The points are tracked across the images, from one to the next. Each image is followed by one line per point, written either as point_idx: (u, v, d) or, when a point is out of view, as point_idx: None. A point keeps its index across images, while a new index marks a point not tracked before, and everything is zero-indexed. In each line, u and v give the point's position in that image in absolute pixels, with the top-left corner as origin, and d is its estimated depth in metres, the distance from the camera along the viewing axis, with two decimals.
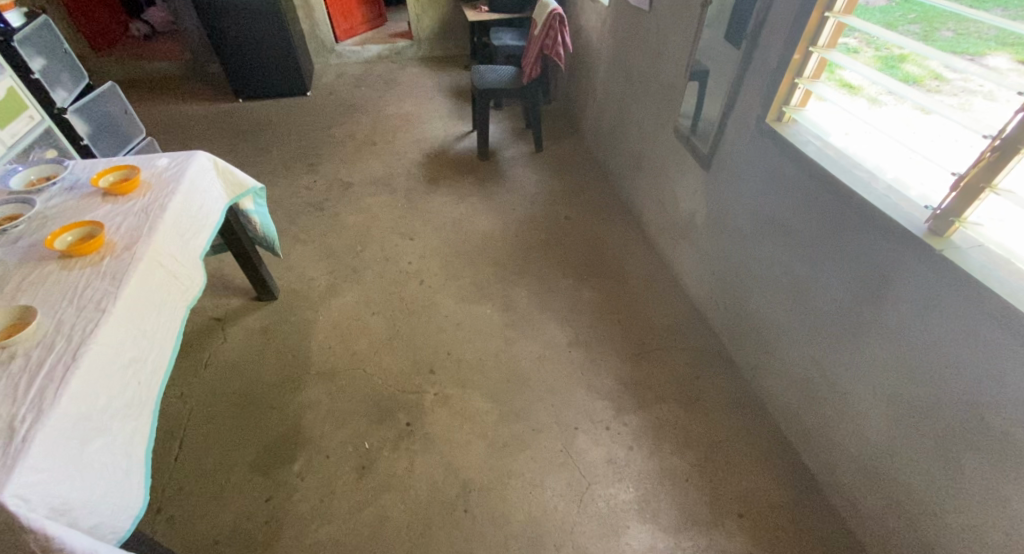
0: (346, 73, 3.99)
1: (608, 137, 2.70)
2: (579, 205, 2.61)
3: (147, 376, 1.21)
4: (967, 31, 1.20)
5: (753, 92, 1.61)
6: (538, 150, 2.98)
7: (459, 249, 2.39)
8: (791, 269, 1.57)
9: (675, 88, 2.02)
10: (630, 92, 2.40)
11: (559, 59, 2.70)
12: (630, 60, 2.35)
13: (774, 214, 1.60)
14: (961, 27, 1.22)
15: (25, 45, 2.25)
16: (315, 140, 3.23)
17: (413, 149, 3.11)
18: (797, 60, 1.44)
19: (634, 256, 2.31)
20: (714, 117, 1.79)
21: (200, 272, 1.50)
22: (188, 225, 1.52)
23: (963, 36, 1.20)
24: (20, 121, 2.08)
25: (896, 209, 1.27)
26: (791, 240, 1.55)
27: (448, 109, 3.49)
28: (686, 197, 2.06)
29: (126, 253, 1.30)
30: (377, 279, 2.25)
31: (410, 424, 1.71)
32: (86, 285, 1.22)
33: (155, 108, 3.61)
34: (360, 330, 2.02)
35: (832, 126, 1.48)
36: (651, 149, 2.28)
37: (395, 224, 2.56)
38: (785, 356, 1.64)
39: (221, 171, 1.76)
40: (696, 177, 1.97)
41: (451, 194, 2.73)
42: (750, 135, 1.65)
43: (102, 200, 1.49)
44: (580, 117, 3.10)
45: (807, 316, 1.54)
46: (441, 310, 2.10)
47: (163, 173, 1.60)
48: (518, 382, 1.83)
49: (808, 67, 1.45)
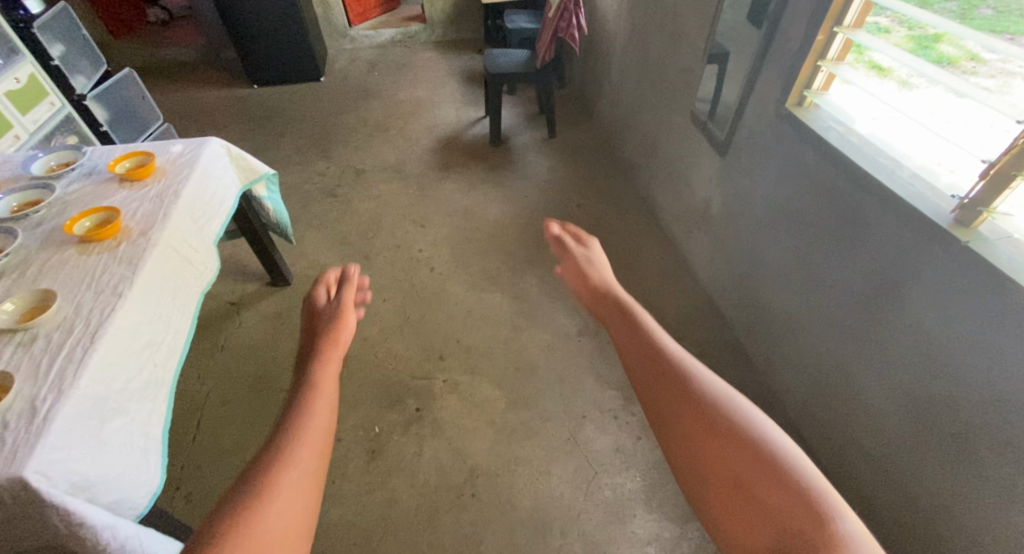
0: (359, 58, 3.98)
1: (622, 123, 2.67)
2: (591, 192, 2.59)
3: (163, 360, 1.24)
4: (1008, 9, 1.15)
5: (773, 75, 1.57)
6: (551, 136, 2.95)
7: (470, 237, 2.40)
8: (809, 261, 1.55)
9: (691, 71, 1.98)
10: (645, 76, 2.36)
11: (574, 42, 2.66)
12: (646, 43, 2.30)
13: (791, 203, 1.58)
14: (1003, 4, 1.16)
15: (45, 31, 2.26)
16: (328, 126, 3.24)
17: (424, 135, 3.11)
18: (821, 41, 1.41)
19: (646, 244, 2.30)
20: (733, 101, 1.75)
21: (214, 258, 1.55)
22: (201, 212, 1.57)
23: (1003, 14, 1.14)
24: (41, 107, 2.16)
25: (921, 198, 1.24)
26: (810, 229, 1.52)
27: (461, 94, 3.47)
28: (701, 183, 2.03)
29: (142, 238, 1.35)
30: (389, 266, 2.27)
31: (419, 409, 1.74)
32: (103, 270, 1.26)
33: (172, 94, 3.66)
34: (372, 316, 2.05)
35: (857, 111, 1.44)
36: (666, 135, 2.24)
37: (407, 211, 2.57)
38: (800, 347, 1.63)
39: (233, 157, 1.81)
40: (711, 163, 1.94)
41: (462, 181, 2.73)
42: (768, 120, 1.61)
43: (119, 186, 1.54)
44: (594, 103, 3.06)
45: (822, 308, 1.52)
46: (451, 297, 2.12)
47: (177, 158, 1.64)
48: (527, 369, 1.84)
49: (832, 49, 1.41)
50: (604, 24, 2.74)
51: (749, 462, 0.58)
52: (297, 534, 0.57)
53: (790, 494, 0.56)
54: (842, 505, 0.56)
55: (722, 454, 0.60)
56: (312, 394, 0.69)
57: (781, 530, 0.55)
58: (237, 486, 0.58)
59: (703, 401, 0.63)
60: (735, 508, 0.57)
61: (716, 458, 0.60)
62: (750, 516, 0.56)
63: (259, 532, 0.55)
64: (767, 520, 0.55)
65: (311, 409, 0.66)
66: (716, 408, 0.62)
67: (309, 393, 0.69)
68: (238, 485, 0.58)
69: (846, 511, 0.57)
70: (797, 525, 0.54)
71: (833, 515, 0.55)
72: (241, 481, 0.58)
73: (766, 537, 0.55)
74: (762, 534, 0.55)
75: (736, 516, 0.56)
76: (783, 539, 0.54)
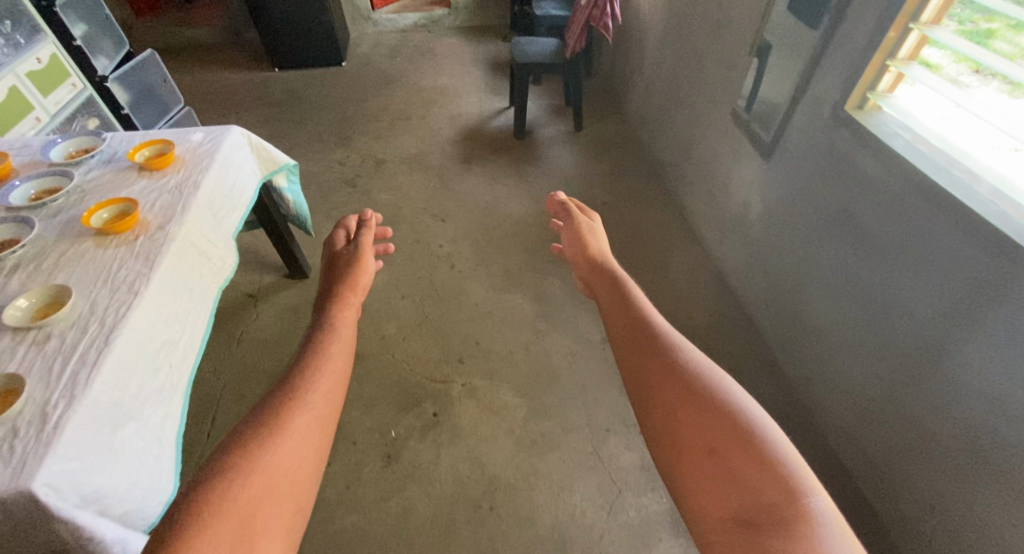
0: (381, 42, 3.90)
1: (652, 119, 2.57)
2: (618, 190, 2.50)
3: (179, 360, 1.20)
4: None
5: (826, 78, 1.46)
6: (577, 130, 2.86)
7: (491, 235, 2.35)
8: (854, 278, 1.46)
9: (731, 68, 1.87)
10: (679, 69, 2.24)
11: (607, 31, 2.53)
12: (682, 35, 2.18)
13: (834, 215, 1.49)
14: None
15: (67, 10, 2.22)
16: (349, 113, 3.18)
17: (447, 125, 3.03)
18: (892, 38, 1.27)
19: (675, 247, 2.21)
20: (778, 104, 1.65)
21: (233, 253, 1.52)
22: (220, 204, 1.54)
23: None
24: (63, 89, 2.12)
25: (1004, 218, 1.11)
26: (857, 245, 1.43)
27: (484, 83, 3.38)
28: (736, 188, 1.92)
29: (160, 232, 1.31)
30: (408, 262, 2.24)
31: (436, 414, 1.69)
32: (120, 265, 1.22)
33: (195, 77, 3.63)
34: (390, 314, 2.02)
35: (926, 117, 1.31)
36: (699, 135, 2.14)
37: (427, 205, 2.52)
38: (840, 367, 1.54)
39: (254, 146, 1.78)
40: (748, 167, 1.84)
41: (485, 175, 2.67)
42: (816, 127, 1.51)
43: (138, 175, 1.51)
44: (622, 96, 2.95)
45: (866, 327, 1.44)
46: (471, 297, 2.08)
47: (197, 148, 1.62)
48: (548, 377, 1.78)
49: (905, 45, 1.27)
50: (637, 13, 2.61)
51: (724, 434, 0.60)
52: (303, 475, 0.64)
53: (762, 468, 0.57)
54: (815, 485, 0.56)
55: (693, 427, 0.62)
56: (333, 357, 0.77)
57: (750, 501, 0.55)
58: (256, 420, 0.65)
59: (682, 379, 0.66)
60: (708, 477, 0.58)
61: (691, 430, 0.62)
62: (721, 486, 0.57)
63: (264, 463, 0.61)
64: (735, 490, 0.56)
65: (327, 369, 0.74)
66: (691, 382, 0.65)
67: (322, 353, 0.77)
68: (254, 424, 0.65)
69: (817, 490, 0.56)
70: (768, 499, 0.55)
71: (804, 492, 0.55)
72: (257, 419, 0.65)
73: (735, 503, 0.55)
74: (729, 504, 0.56)
75: (704, 484, 0.58)
76: (747, 505, 0.55)
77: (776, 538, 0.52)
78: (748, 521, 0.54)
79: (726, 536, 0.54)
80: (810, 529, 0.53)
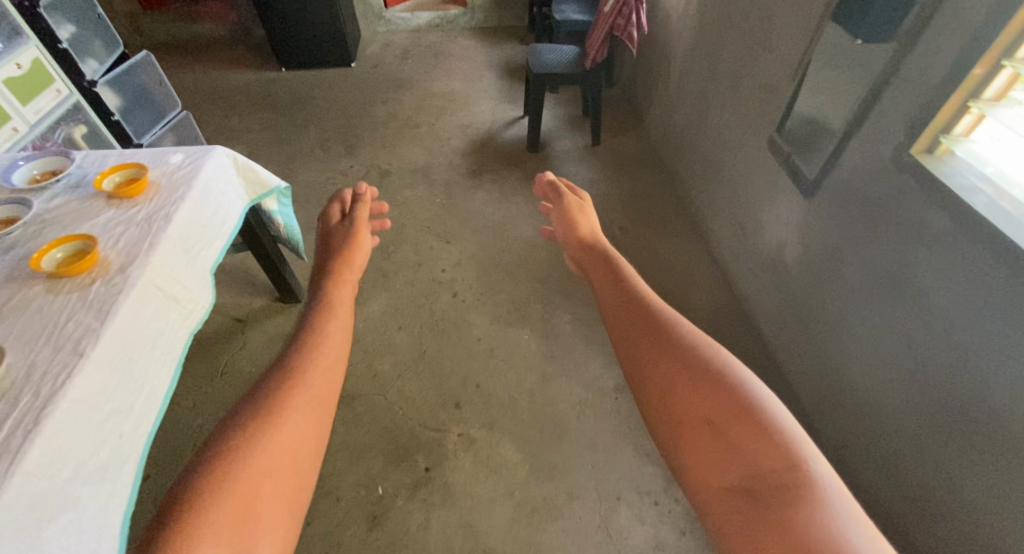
0: (393, 43, 3.73)
1: (677, 136, 2.37)
2: (637, 213, 2.32)
3: (133, 427, 1.06)
4: None
5: (886, 113, 1.25)
6: (595, 144, 2.67)
7: (498, 260, 2.18)
8: (907, 346, 1.26)
9: (768, 90, 1.67)
10: (709, 86, 2.04)
11: (631, 42, 2.30)
12: (715, 48, 1.98)
13: (887, 269, 1.29)
14: None
15: (53, 11, 2.10)
16: (355, 120, 3.03)
17: (457, 135, 2.87)
18: (978, 75, 1.06)
19: (698, 281, 2.03)
20: (824, 136, 1.45)
21: (208, 292, 1.37)
22: (196, 237, 1.40)
23: None
24: (45, 95, 2.00)
25: None
26: (912, 309, 1.24)
27: (499, 89, 3.20)
28: (769, 224, 1.73)
29: (119, 275, 1.17)
30: (407, 288, 2.08)
31: (429, 469, 1.54)
32: (69, 317, 1.08)
33: (200, 75, 3.51)
34: (385, 348, 1.87)
35: (1013, 168, 1.09)
36: (728, 161, 1.94)
37: (432, 223, 2.36)
38: (885, 442, 1.35)
39: (240, 168, 1.63)
40: (784, 203, 1.65)
41: (494, 192, 2.50)
42: (871, 167, 1.31)
43: (106, 203, 1.36)
44: (645, 109, 2.75)
45: (919, 404, 1.24)
46: (474, 331, 1.91)
47: (175, 172, 1.47)
48: (554, 430, 1.61)
49: (993, 85, 1.06)
50: (665, 20, 2.40)
51: (725, 406, 0.59)
52: (304, 456, 0.62)
53: (759, 438, 0.57)
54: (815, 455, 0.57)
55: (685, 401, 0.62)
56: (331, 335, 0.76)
57: (751, 470, 0.56)
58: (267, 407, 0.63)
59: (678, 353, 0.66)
60: (705, 452, 0.58)
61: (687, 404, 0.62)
62: (718, 457, 0.57)
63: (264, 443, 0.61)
64: (733, 462, 0.56)
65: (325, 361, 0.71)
66: (685, 354, 0.65)
67: (329, 334, 0.75)
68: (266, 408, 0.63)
69: (815, 457, 0.57)
70: (767, 468, 0.55)
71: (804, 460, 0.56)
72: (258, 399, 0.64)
73: (736, 474, 0.56)
74: (730, 474, 0.56)
75: (704, 453, 0.58)
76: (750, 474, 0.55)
77: (776, 509, 0.52)
78: (747, 493, 0.54)
79: (728, 509, 0.55)
80: (814, 498, 0.53)
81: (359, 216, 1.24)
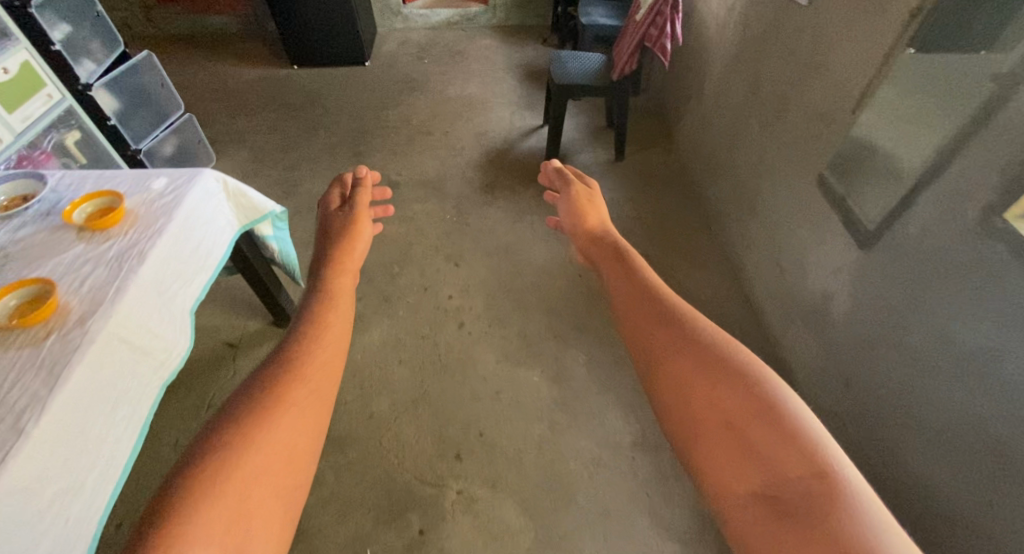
0: (410, 41, 3.57)
1: (708, 155, 2.18)
2: (661, 238, 2.14)
3: (81, 511, 0.93)
4: None
5: (973, 166, 1.06)
6: (618, 159, 2.49)
7: (509, 287, 2.03)
8: (971, 438, 1.08)
9: (820, 119, 1.48)
10: (749, 106, 1.84)
11: (664, 55, 2.11)
12: (758, 66, 1.78)
13: (958, 347, 1.10)
14: None
15: (45, 11, 1.99)
16: (366, 124, 2.89)
17: (471, 144, 2.71)
18: None
19: (725, 320, 1.85)
20: (891, 181, 1.25)
21: (186, 336, 1.24)
22: (176, 273, 1.26)
23: None
24: (34, 100, 1.88)
25: None
26: (985, 397, 1.05)
27: (517, 94, 3.03)
28: (813, 269, 1.55)
29: (78, 329, 1.04)
30: (411, 316, 1.94)
31: (423, 532, 1.41)
32: (14, 382, 0.96)
33: (210, 71, 3.39)
34: (383, 384, 1.74)
35: None
36: (768, 191, 1.75)
37: (440, 242, 2.22)
38: (933, 540, 1.17)
39: (232, 192, 1.50)
40: (832, 248, 1.46)
41: (508, 210, 2.34)
42: (947, 225, 1.12)
43: (76, 236, 1.24)
44: (673, 121, 2.55)
45: (982, 508, 1.05)
46: (480, 368, 1.77)
47: (156, 200, 1.33)
48: (562, 492, 1.47)
49: None
50: (701, 29, 2.20)
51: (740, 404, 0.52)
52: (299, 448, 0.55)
53: (777, 438, 0.49)
54: (844, 460, 0.48)
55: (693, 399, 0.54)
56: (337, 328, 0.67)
57: (769, 479, 0.47)
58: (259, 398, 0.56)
59: (689, 345, 0.58)
60: (718, 454, 0.50)
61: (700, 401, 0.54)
62: (734, 459, 0.49)
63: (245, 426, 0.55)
64: (752, 465, 0.48)
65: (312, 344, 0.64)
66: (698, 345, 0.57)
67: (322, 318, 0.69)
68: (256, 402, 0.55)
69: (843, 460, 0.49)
70: (786, 472, 0.47)
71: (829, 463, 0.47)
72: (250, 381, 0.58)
73: (752, 479, 0.48)
74: (751, 478, 0.48)
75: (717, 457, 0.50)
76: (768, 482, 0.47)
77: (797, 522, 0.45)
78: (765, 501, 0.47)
79: (752, 518, 0.47)
80: (840, 507, 0.45)
81: (361, 202, 1.06)
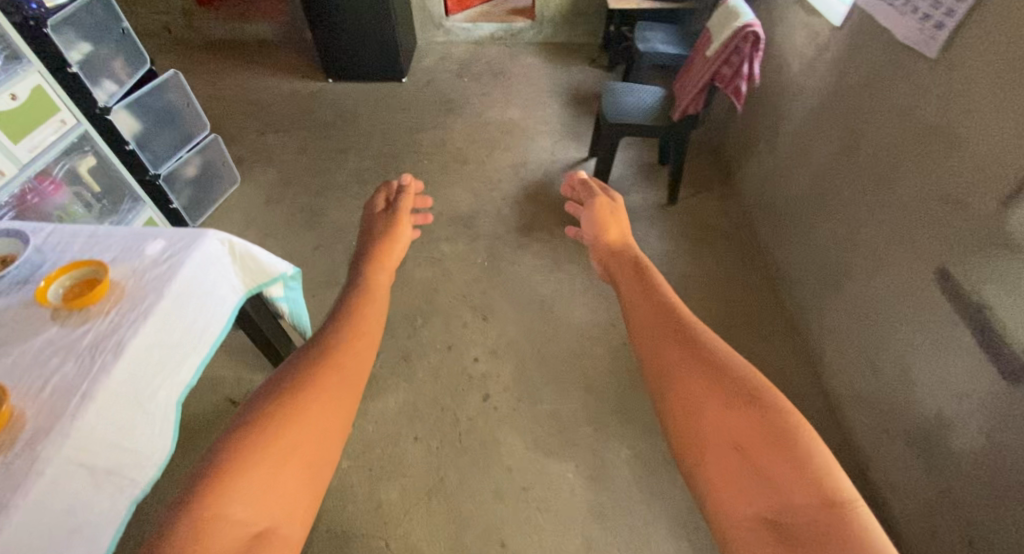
0: (450, 56, 3.36)
1: (781, 211, 1.90)
2: (719, 303, 1.87)
3: None
4: None
5: None
6: (671, 203, 2.23)
7: (543, 354, 1.80)
8: None
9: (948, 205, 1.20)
10: (841, 167, 1.56)
11: (736, 98, 1.83)
12: (859, 123, 1.49)
13: None
14: None
15: (64, 30, 1.83)
16: (397, 150, 2.70)
17: (509, 177, 2.48)
18: None
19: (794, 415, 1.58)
20: None
21: (168, 438, 1.06)
22: (163, 363, 1.07)
23: None
24: (46, 127, 1.75)
25: None
26: None
27: (562, 122, 2.78)
28: (922, 383, 1.27)
29: (26, 455, 0.87)
30: (431, 380, 1.73)
31: None
32: None
33: (243, 81, 3.25)
34: (396, 466, 1.53)
35: None
36: (860, 272, 1.48)
37: (469, 292, 2.00)
38: None
39: (238, 254, 1.30)
40: (957, 366, 1.19)
41: (546, 258, 2.11)
42: None
43: (50, 317, 1.07)
44: (736, 164, 2.27)
45: None
46: (505, 455, 1.55)
47: (146, 271, 1.14)
48: None
49: None
50: (783, 67, 1.91)
51: (752, 427, 0.48)
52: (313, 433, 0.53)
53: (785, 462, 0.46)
54: (854, 497, 0.45)
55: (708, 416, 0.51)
56: (362, 316, 0.65)
57: (777, 500, 0.45)
58: (285, 373, 0.55)
59: (701, 363, 0.54)
60: (726, 473, 0.47)
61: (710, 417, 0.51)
62: (742, 478, 0.46)
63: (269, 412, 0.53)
64: (762, 487, 0.45)
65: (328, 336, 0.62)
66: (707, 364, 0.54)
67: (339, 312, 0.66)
68: (264, 381, 0.55)
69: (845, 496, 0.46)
70: (797, 501, 0.44)
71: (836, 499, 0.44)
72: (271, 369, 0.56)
73: (760, 501, 0.45)
74: (756, 501, 0.45)
75: (726, 475, 0.47)
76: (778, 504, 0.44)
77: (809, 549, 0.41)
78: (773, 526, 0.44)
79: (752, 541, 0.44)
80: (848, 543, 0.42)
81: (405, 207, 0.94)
